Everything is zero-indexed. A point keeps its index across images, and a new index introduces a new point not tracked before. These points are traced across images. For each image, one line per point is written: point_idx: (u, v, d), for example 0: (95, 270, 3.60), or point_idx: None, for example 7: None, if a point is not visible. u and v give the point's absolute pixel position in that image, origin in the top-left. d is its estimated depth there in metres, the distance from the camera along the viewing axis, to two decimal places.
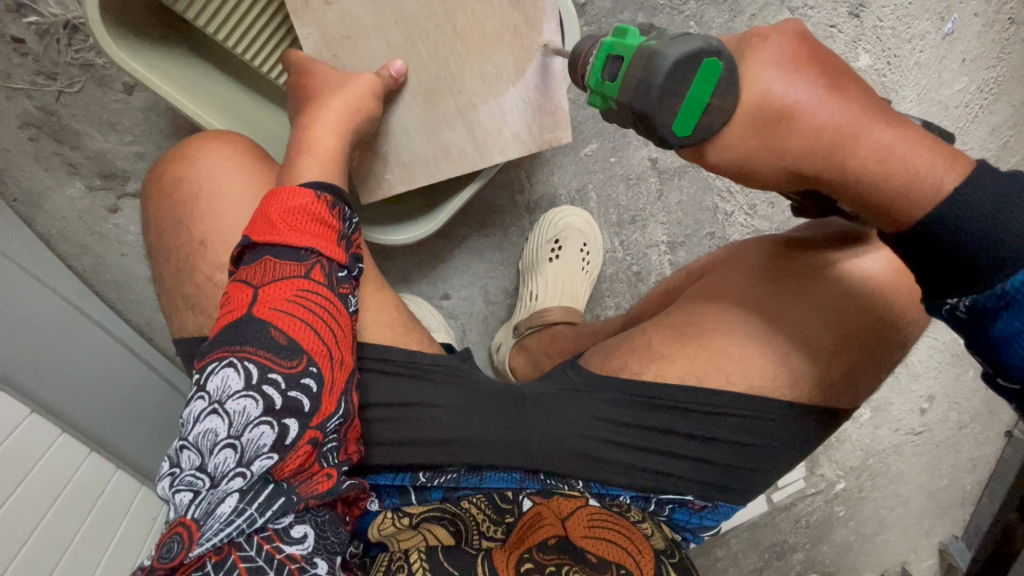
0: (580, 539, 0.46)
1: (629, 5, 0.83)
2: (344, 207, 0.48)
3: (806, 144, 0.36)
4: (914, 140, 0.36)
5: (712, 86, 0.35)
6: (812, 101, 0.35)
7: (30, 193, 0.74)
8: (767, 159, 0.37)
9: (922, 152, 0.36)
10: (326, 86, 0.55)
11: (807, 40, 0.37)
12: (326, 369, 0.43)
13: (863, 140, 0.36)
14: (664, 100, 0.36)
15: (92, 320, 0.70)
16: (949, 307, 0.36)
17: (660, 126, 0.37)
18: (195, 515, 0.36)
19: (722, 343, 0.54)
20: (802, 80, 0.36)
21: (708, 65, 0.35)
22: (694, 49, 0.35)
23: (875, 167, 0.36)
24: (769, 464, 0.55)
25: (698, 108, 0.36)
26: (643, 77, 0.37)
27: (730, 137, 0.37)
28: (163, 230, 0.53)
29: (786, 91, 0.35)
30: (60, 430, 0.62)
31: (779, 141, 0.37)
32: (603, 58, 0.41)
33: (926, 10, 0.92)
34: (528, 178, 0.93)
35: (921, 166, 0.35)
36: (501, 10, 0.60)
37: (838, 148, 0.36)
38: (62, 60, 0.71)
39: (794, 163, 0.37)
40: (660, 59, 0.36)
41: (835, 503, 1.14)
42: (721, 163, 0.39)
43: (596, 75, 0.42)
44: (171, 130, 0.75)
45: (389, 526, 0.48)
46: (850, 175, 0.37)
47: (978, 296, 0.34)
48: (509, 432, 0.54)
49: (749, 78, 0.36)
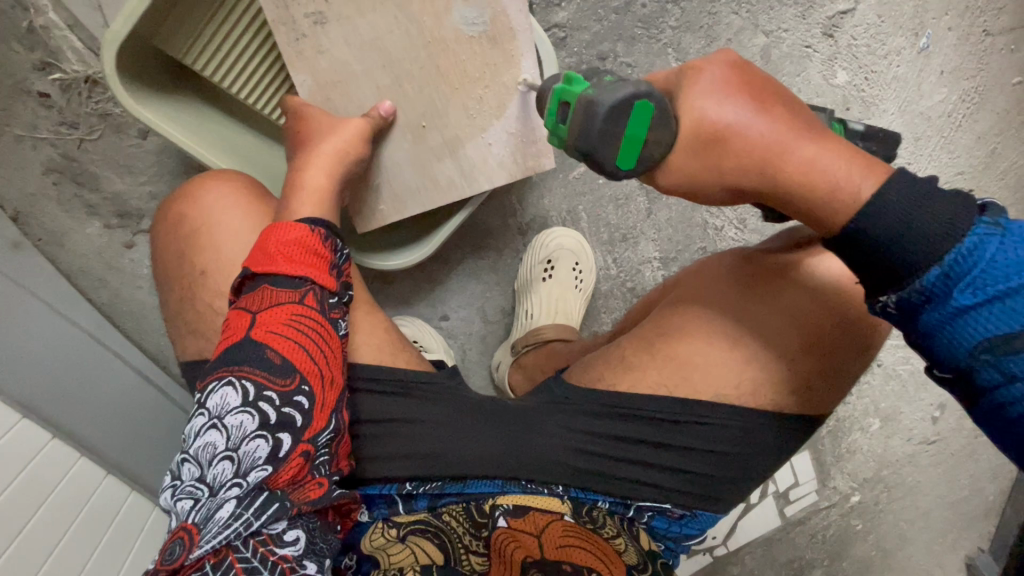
0: (554, 550, 0.49)
1: (608, 36, 0.88)
2: (337, 240, 0.52)
3: (737, 160, 0.39)
4: (835, 152, 0.39)
5: (646, 123, 0.39)
6: (743, 121, 0.38)
7: (53, 233, 0.80)
8: (707, 178, 0.40)
9: (841, 163, 0.38)
10: (320, 129, 0.60)
11: (737, 66, 0.40)
12: (317, 388, 0.46)
13: (789, 155, 0.39)
14: (604, 139, 0.40)
15: (109, 350, 0.75)
16: (880, 305, 0.39)
17: (605, 163, 0.41)
18: (196, 520, 0.40)
19: (689, 354, 0.56)
20: (733, 103, 0.39)
21: (640, 106, 0.39)
22: (626, 94, 0.39)
23: (799, 179, 0.39)
24: (747, 471, 0.57)
25: (637, 144, 0.40)
26: (585, 122, 0.41)
27: (676, 163, 0.41)
28: (169, 263, 0.57)
29: (719, 114, 0.39)
30: (79, 455, 0.65)
31: (713, 159, 0.39)
32: (555, 103, 0.46)
33: (900, 27, 0.96)
34: (520, 202, 0.96)
35: (841, 176, 0.38)
36: (482, 51, 0.64)
37: (768, 164, 0.39)
38: (83, 111, 0.77)
39: (731, 180, 0.40)
40: (597, 105, 0.40)
41: (851, 516, 1.13)
42: (669, 185, 0.42)
43: (551, 118, 0.46)
44: (181, 170, 0.81)
45: (379, 538, 0.52)
46: (778, 185, 0.39)
47: (903, 291, 0.37)
48: (489, 445, 0.56)
49: (686, 104, 0.39)
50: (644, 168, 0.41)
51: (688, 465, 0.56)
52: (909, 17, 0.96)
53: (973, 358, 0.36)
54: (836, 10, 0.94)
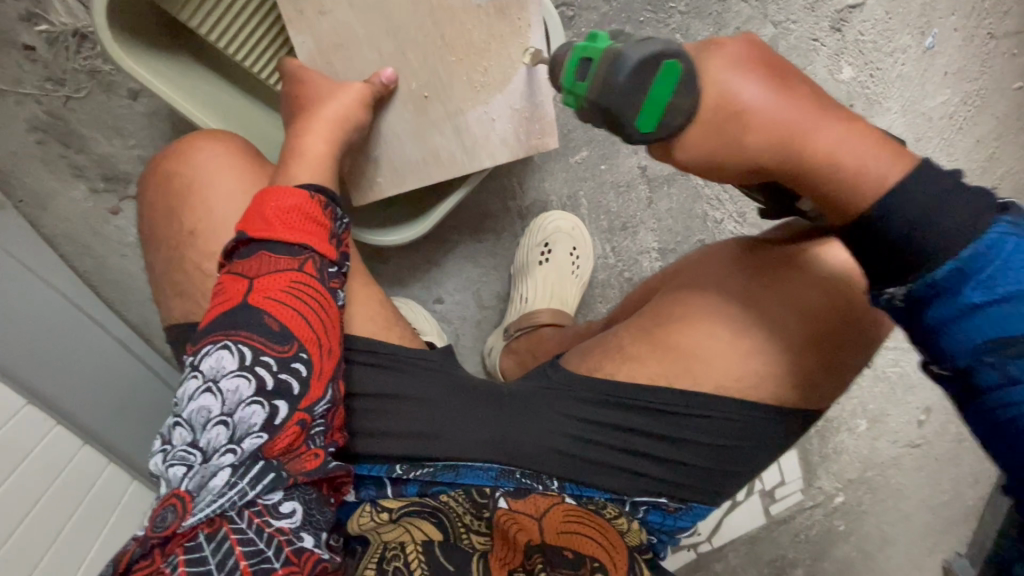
0: (556, 536, 0.49)
1: (616, 18, 0.87)
2: (336, 207, 0.51)
3: (764, 138, 0.39)
4: (864, 137, 0.39)
5: (672, 85, 0.38)
6: (769, 101, 0.38)
7: (36, 194, 0.77)
8: (729, 155, 0.40)
9: (870, 148, 0.39)
10: (319, 94, 0.58)
11: (759, 45, 0.40)
12: (315, 357, 0.45)
13: (816, 137, 0.39)
14: (629, 98, 0.39)
15: (90, 317, 0.73)
16: (887, 296, 0.40)
17: (626, 124, 0.39)
18: (189, 487, 0.39)
19: (689, 344, 0.55)
20: (760, 81, 0.39)
21: (667, 67, 0.38)
22: (654, 51, 0.38)
23: (828, 160, 0.39)
24: (740, 464, 0.56)
25: (660, 105, 0.38)
26: (608, 79, 0.39)
27: (696, 134, 0.39)
28: (156, 224, 0.55)
29: (744, 90, 0.38)
30: (55, 421, 0.63)
31: (738, 137, 0.39)
32: (575, 60, 0.43)
33: (907, 24, 0.95)
34: (520, 185, 0.95)
35: (871, 159, 0.39)
36: (490, 22, 0.63)
37: (794, 144, 0.39)
38: (71, 68, 0.74)
39: (754, 159, 0.40)
40: (623, 60, 0.38)
41: (834, 517, 1.13)
42: (689, 161, 0.41)
43: (569, 76, 0.43)
44: (172, 134, 0.78)
45: (368, 521, 0.50)
46: (803, 168, 0.40)
47: (914, 282, 0.38)
48: (483, 429, 0.55)
49: (709, 77, 0.38)
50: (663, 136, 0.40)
51: (685, 458, 0.55)
52: (916, 15, 0.95)
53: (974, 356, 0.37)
54: (845, 4, 0.94)
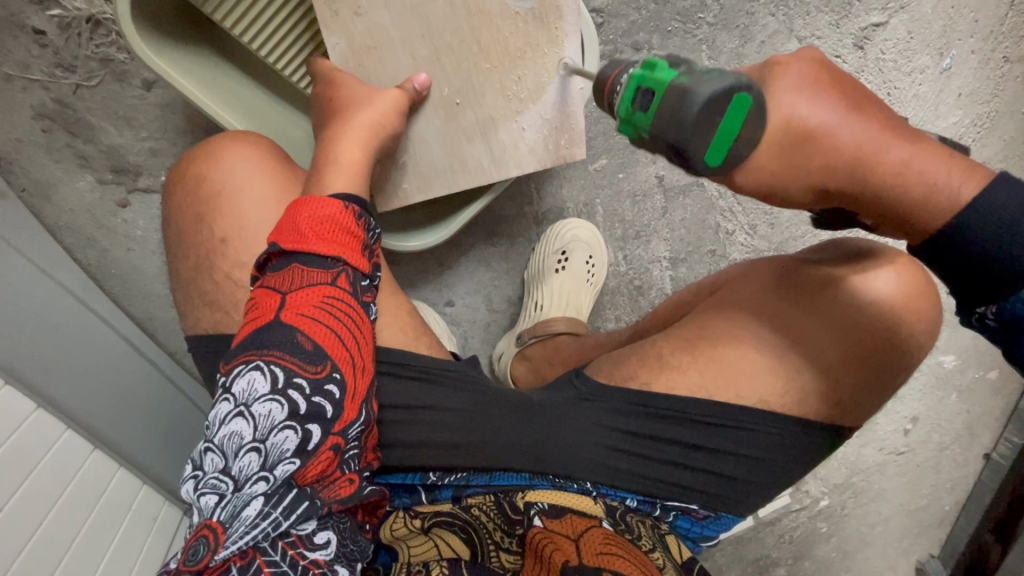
0: (594, 557, 0.44)
1: (643, 27, 0.86)
2: (369, 218, 0.50)
3: (830, 159, 0.40)
4: (929, 154, 0.41)
5: (741, 119, 0.38)
6: (835, 122, 0.40)
7: (40, 184, 0.74)
8: (795, 176, 0.41)
9: (940, 166, 0.41)
10: (353, 100, 0.57)
11: (822, 64, 0.41)
12: (348, 376, 0.45)
13: (883, 157, 0.40)
14: (698, 129, 0.38)
15: (95, 313, 0.71)
16: (977, 315, 0.43)
17: (693, 159, 0.39)
18: (221, 518, 0.38)
19: (734, 358, 0.57)
20: (823, 102, 0.40)
21: (738, 100, 0.38)
22: (727, 87, 0.38)
23: (896, 178, 0.41)
24: (777, 476, 0.57)
25: (729, 139, 0.39)
26: (677, 112, 0.39)
27: (760, 160, 0.40)
28: (184, 229, 0.54)
29: (808, 113, 0.39)
30: (65, 426, 0.61)
31: (804, 159, 0.40)
32: (633, 90, 0.43)
33: (926, 45, 0.95)
34: (538, 190, 0.94)
35: (937, 178, 0.41)
36: (526, 29, 0.61)
37: (861, 164, 0.41)
38: (82, 54, 0.70)
39: (820, 179, 0.41)
40: (693, 95, 0.38)
41: (818, 519, 1.15)
42: (749, 183, 0.42)
43: (625, 105, 0.43)
44: (186, 127, 0.75)
45: (401, 528, 0.51)
46: (871, 187, 0.41)
47: (1007, 300, 0.40)
48: (520, 438, 0.54)
49: (774, 103, 0.39)
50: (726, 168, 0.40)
51: (720, 467, 0.56)
52: (936, 36, 0.95)
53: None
54: (869, 22, 0.93)
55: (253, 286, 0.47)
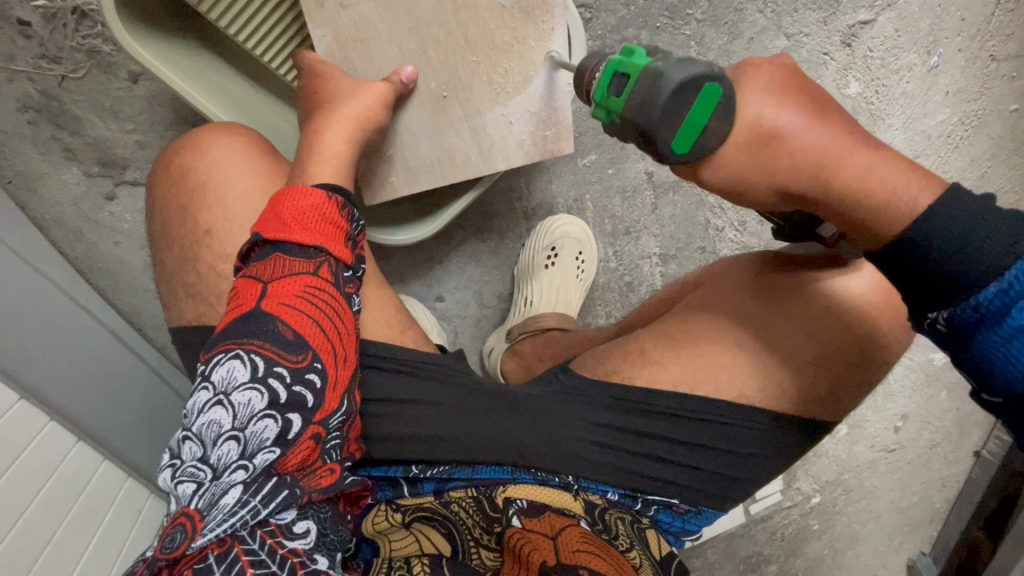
0: (571, 555, 0.44)
1: (632, 22, 0.87)
2: (353, 209, 0.50)
3: (794, 160, 0.41)
4: (888, 163, 0.41)
5: (709, 111, 0.40)
6: (799, 126, 0.41)
7: (26, 176, 0.73)
8: (759, 176, 0.42)
9: (897, 174, 0.41)
10: (339, 92, 0.57)
11: (792, 73, 0.43)
12: (330, 366, 0.45)
13: (844, 163, 0.41)
14: (667, 118, 0.39)
15: (82, 306, 0.70)
16: (929, 321, 0.41)
17: (661, 142, 0.40)
18: (199, 506, 0.38)
19: (714, 353, 0.57)
20: (790, 107, 0.41)
21: (708, 89, 0.39)
22: (697, 74, 0.39)
23: (856, 185, 0.41)
24: (758, 472, 0.58)
25: (697, 129, 0.40)
26: (648, 95, 0.40)
27: (725, 156, 0.42)
28: (168, 219, 0.54)
29: (776, 116, 0.41)
30: (48, 418, 0.61)
31: (768, 158, 0.41)
32: (609, 75, 0.44)
33: (914, 43, 0.96)
34: (528, 186, 0.94)
35: (898, 185, 0.40)
36: (512, 23, 0.61)
37: (823, 169, 0.41)
38: (67, 46, 0.70)
39: (783, 181, 0.42)
40: (665, 80, 0.39)
41: (809, 516, 1.16)
42: (715, 180, 0.43)
43: (601, 90, 0.44)
44: (174, 120, 0.75)
45: (382, 521, 0.51)
46: (833, 192, 0.42)
47: (957, 309, 0.39)
48: (503, 432, 0.55)
49: (744, 102, 0.41)
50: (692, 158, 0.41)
51: (700, 462, 0.57)
52: (924, 33, 0.96)
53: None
54: (857, 20, 0.94)
55: (235, 276, 0.47)
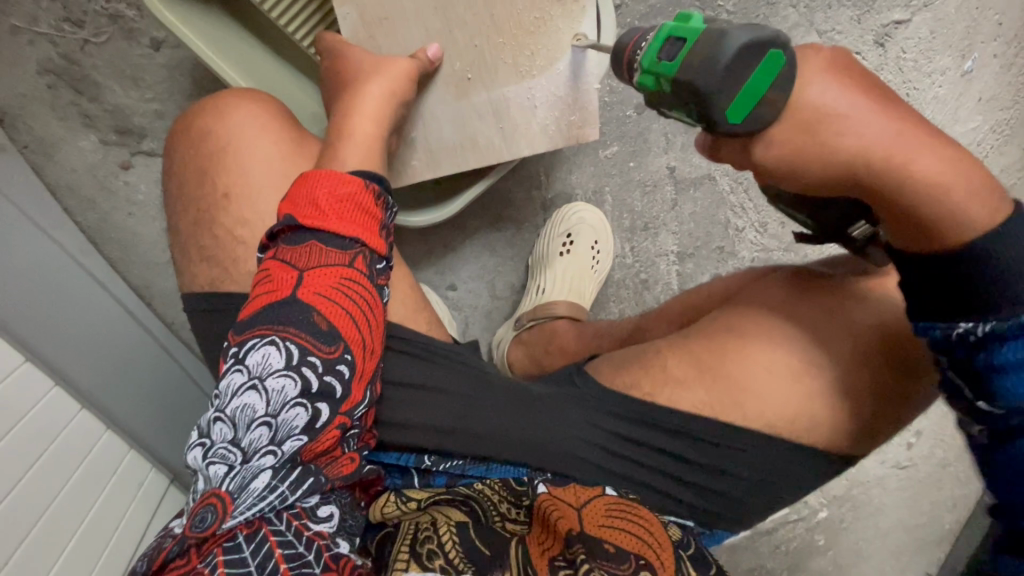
0: (596, 528, 0.44)
1: (661, 12, 0.86)
2: (388, 197, 0.49)
3: (859, 151, 0.40)
4: (956, 171, 0.40)
5: (770, 78, 0.37)
6: (864, 117, 0.39)
7: (43, 140, 0.73)
8: (816, 163, 0.40)
9: (964, 185, 0.40)
10: (363, 71, 0.56)
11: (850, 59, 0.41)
12: (359, 359, 0.44)
13: (911, 164, 0.40)
14: (726, 82, 0.37)
15: (92, 276, 0.69)
16: (961, 330, 0.40)
17: (716, 110, 0.37)
18: (230, 488, 0.39)
19: (744, 375, 0.55)
20: (850, 90, 0.39)
21: (772, 56, 0.37)
22: (764, 38, 0.36)
23: (924, 190, 0.40)
24: (767, 503, 0.55)
25: (755, 97, 0.37)
26: (708, 57, 0.37)
27: (779, 136, 0.40)
28: (184, 181, 0.53)
29: (837, 101, 0.39)
30: (52, 383, 0.60)
31: (832, 144, 0.39)
32: (662, 39, 0.40)
33: (948, 46, 0.93)
34: (546, 176, 0.92)
35: (961, 197, 0.40)
36: (541, 4, 0.60)
37: (892, 166, 0.40)
38: (91, 9, 0.70)
39: (842, 171, 0.41)
40: (728, 41, 0.36)
41: (816, 531, 1.13)
42: (768, 160, 0.41)
43: (651, 54, 0.41)
44: (193, 89, 0.74)
45: (392, 506, 0.47)
46: (900, 191, 0.40)
47: (1000, 321, 0.39)
48: (517, 429, 0.53)
49: (806, 82, 0.39)
50: (748, 130, 0.39)
51: (720, 487, 0.54)
52: (959, 37, 0.93)
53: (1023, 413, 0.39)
54: (891, 19, 0.91)
55: (263, 255, 0.46)
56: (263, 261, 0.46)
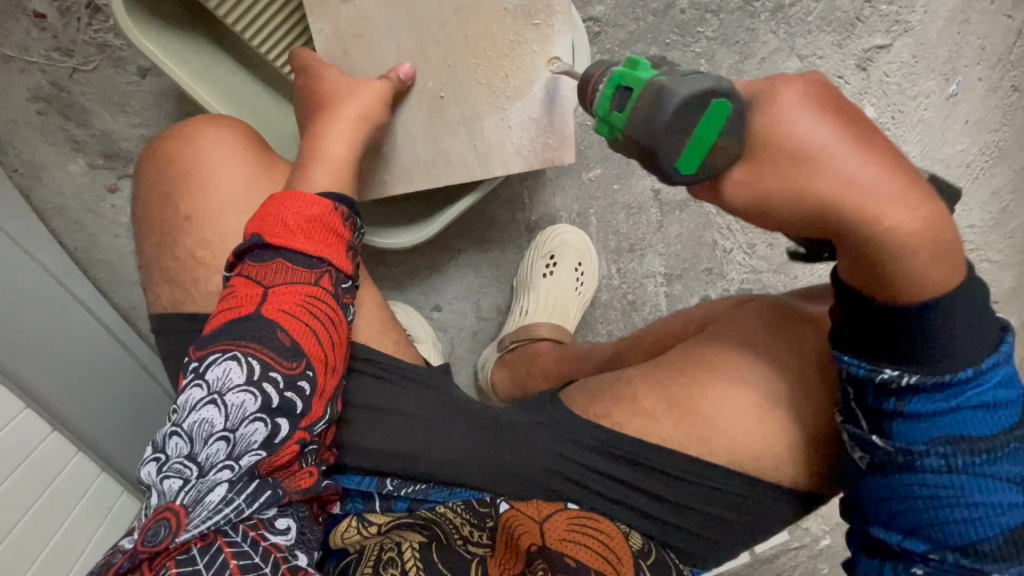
0: (559, 542, 0.46)
1: (641, 38, 0.87)
2: (358, 219, 0.50)
3: (831, 191, 0.38)
4: (930, 227, 0.38)
5: (718, 127, 0.39)
6: (840, 156, 0.37)
7: (31, 165, 0.74)
8: (786, 196, 0.39)
9: (932, 243, 0.38)
10: (336, 92, 0.57)
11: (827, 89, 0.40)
12: (321, 375, 0.44)
13: (885, 214, 0.38)
14: (671, 136, 0.39)
15: (75, 297, 0.70)
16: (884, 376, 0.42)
17: (666, 164, 0.40)
18: (184, 502, 0.38)
19: (711, 414, 0.54)
20: (826, 122, 0.38)
21: (716, 105, 0.38)
22: (706, 89, 0.38)
23: (894, 242, 0.38)
24: (733, 539, 0.54)
25: (704, 147, 0.39)
26: (652, 111, 0.39)
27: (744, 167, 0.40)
28: (151, 204, 0.53)
29: (810, 132, 0.37)
30: (23, 406, 0.59)
31: (801, 179, 0.38)
32: (613, 88, 0.43)
33: (932, 70, 0.94)
34: (530, 198, 0.93)
35: (926, 256, 0.38)
36: (514, 26, 0.61)
37: (864, 213, 0.38)
38: (80, 39, 0.72)
39: (814, 209, 0.39)
40: (670, 97, 0.38)
41: (819, 559, 1.09)
42: (735, 189, 0.41)
43: (603, 104, 0.43)
44: (178, 114, 0.76)
45: (353, 533, 0.47)
46: (869, 239, 0.39)
47: (922, 376, 0.41)
48: (478, 454, 0.52)
49: (777, 112, 0.38)
50: (703, 177, 0.40)
51: (683, 522, 0.53)
52: (942, 61, 0.93)
53: (906, 452, 0.43)
54: (873, 44, 0.92)
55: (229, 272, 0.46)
56: (229, 278, 0.46)
